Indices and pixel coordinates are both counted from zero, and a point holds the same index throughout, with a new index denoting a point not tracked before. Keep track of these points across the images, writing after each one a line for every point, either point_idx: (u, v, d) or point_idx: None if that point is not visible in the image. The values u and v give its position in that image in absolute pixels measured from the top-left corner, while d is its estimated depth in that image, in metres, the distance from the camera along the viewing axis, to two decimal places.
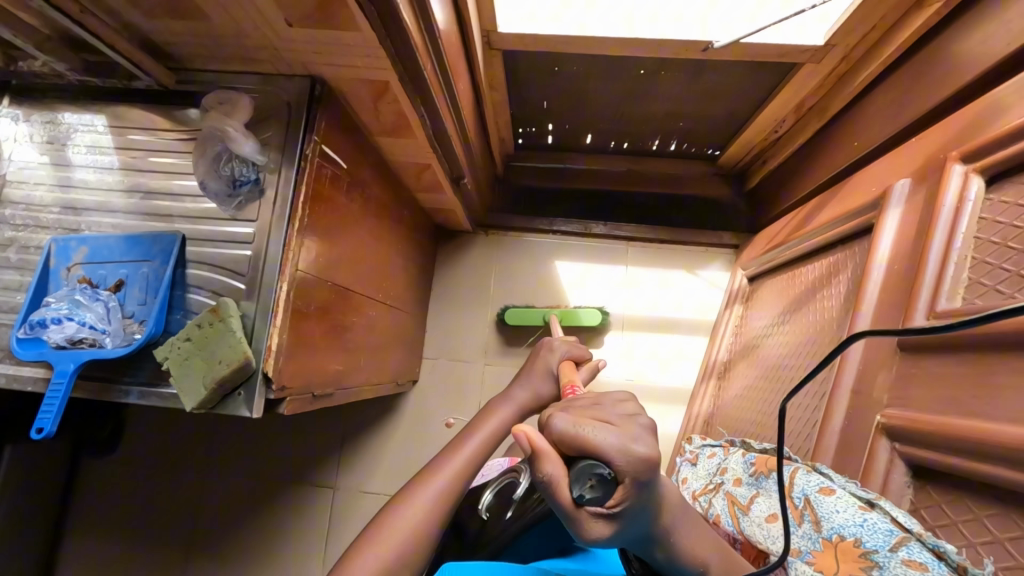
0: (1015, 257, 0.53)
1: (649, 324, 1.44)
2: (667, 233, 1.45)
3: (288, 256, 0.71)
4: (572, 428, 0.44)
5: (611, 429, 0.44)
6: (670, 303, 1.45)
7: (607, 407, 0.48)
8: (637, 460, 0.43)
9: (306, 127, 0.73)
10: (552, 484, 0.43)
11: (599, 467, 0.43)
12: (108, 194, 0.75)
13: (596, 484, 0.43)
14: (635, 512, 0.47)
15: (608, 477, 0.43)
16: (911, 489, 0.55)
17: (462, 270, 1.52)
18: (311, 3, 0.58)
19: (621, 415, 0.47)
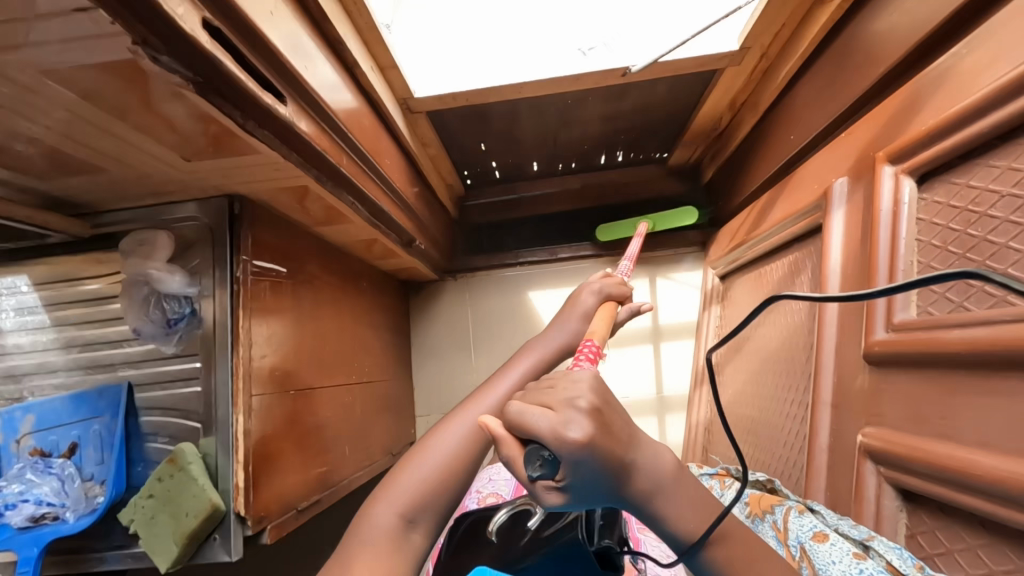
0: (956, 261, 0.52)
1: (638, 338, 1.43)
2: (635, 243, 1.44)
3: (238, 384, 0.68)
4: (516, 413, 0.41)
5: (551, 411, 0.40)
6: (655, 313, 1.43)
7: (570, 380, 0.43)
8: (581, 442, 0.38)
9: (233, 248, 0.70)
10: (510, 466, 0.41)
11: (542, 449, 0.40)
12: (45, 354, 0.72)
13: (545, 464, 0.39)
14: (598, 491, 0.41)
15: (556, 457, 0.39)
16: (904, 513, 0.53)
17: (438, 320, 1.51)
18: (201, 140, 0.56)
19: (573, 391, 0.41)
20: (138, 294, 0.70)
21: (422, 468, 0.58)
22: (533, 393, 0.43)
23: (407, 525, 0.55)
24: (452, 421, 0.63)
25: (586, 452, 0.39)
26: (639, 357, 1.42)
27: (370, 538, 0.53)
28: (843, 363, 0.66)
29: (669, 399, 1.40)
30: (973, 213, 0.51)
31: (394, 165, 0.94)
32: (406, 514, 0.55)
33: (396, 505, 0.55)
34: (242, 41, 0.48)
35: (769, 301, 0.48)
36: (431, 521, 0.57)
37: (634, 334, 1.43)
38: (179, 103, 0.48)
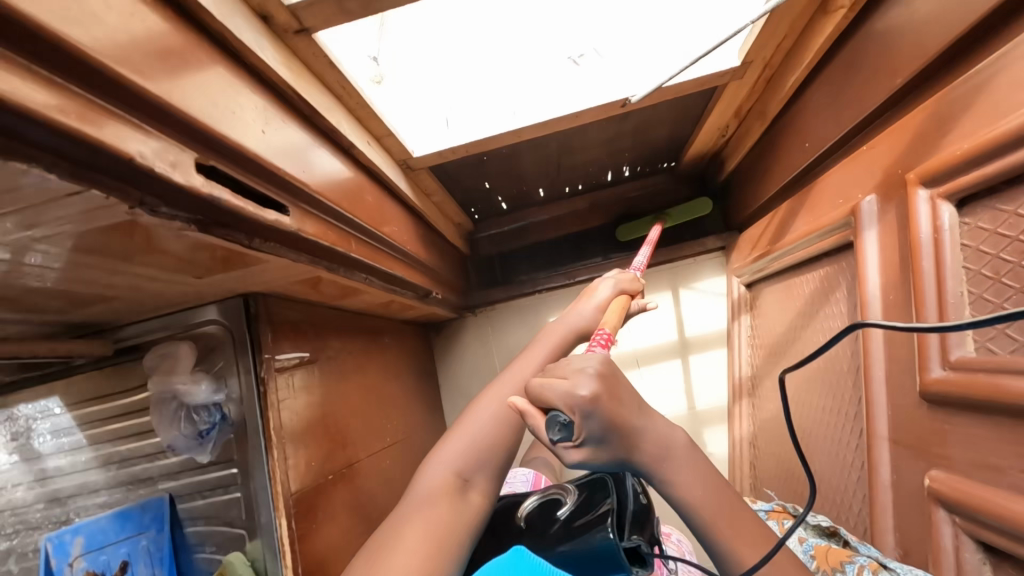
0: (1015, 296, 0.48)
1: (665, 352, 1.40)
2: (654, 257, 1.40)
3: (276, 489, 0.67)
4: (536, 386, 0.48)
5: (564, 381, 0.47)
6: (682, 324, 1.39)
7: (580, 356, 0.50)
8: (588, 404, 0.46)
9: (255, 350, 0.70)
10: (533, 431, 0.49)
11: (559, 414, 0.47)
12: (86, 473, 0.73)
13: (561, 428, 0.47)
14: (615, 448, 0.48)
15: (570, 422, 0.47)
16: (988, 566, 0.49)
17: (465, 356, 1.50)
18: (210, 262, 0.55)
19: (582, 363, 0.49)
20: (167, 410, 0.70)
21: (471, 433, 0.67)
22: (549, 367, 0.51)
23: (463, 484, 0.63)
24: (486, 397, 0.71)
25: (597, 412, 0.46)
26: (673, 370, 1.39)
27: (428, 492, 0.61)
28: (898, 398, 0.62)
29: (704, 413, 1.36)
30: None
31: (402, 228, 0.93)
32: (459, 473, 0.64)
33: (450, 464, 0.64)
34: (239, 169, 0.47)
35: (850, 332, 0.49)
36: (487, 482, 0.65)
37: (659, 350, 1.40)
38: (183, 240, 0.47)
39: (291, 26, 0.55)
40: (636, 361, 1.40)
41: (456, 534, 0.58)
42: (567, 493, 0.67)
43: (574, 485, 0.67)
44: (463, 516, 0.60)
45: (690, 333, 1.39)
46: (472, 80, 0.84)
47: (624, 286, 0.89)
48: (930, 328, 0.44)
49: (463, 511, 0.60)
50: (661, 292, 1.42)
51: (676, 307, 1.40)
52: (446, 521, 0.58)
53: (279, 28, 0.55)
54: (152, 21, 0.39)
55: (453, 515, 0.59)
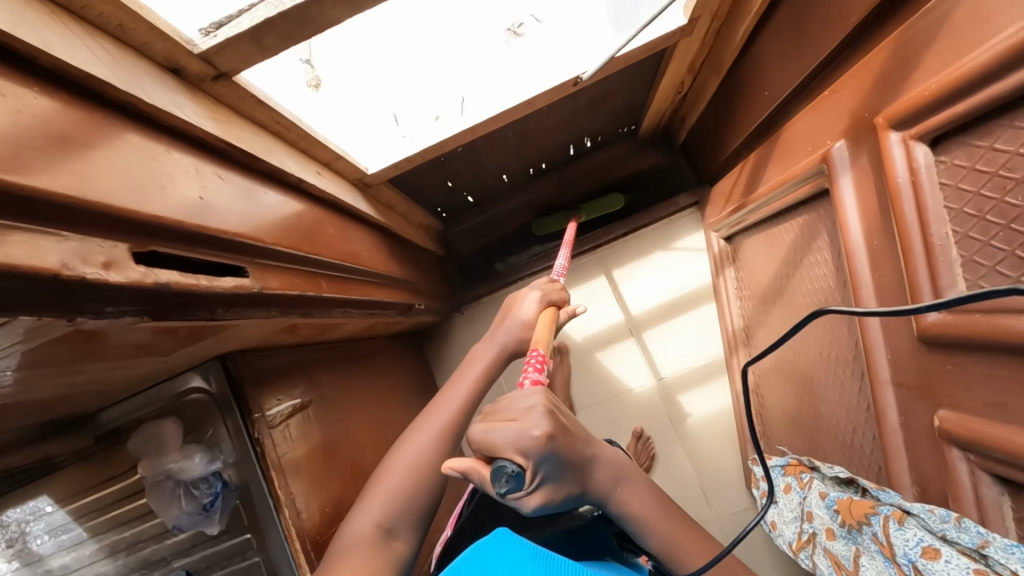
0: (1001, 232, 0.47)
1: (626, 329, 1.40)
2: (610, 232, 1.41)
3: (296, 545, 0.66)
4: (482, 435, 0.48)
5: (513, 426, 0.48)
6: (640, 299, 1.40)
7: (521, 397, 0.51)
8: (535, 445, 0.47)
9: (243, 411, 0.66)
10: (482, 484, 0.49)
11: (508, 465, 0.47)
12: (94, 567, 0.70)
13: (509, 478, 0.47)
14: (563, 486, 0.51)
15: (520, 470, 0.47)
16: (1007, 497, 0.50)
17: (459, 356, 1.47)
18: (174, 341, 0.51)
19: (526, 404, 0.50)
20: (163, 491, 0.66)
21: (392, 482, 0.65)
22: (487, 415, 0.51)
23: (385, 533, 0.61)
24: (412, 436, 0.68)
25: (549, 450, 0.48)
26: (640, 345, 1.39)
27: (352, 546, 0.59)
28: (897, 342, 0.62)
29: (674, 381, 1.37)
30: (1005, 177, 0.46)
31: (370, 250, 0.88)
32: (381, 523, 0.61)
33: (372, 516, 0.62)
34: (181, 245, 0.43)
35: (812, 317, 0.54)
36: (410, 530, 0.63)
37: (617, 330, 1.40)
38: (136, 331, 0.44)
39: (207, 73, 0.51)
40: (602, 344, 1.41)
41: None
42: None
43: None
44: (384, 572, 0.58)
45: (643, 310, 1.40)
46: (415, 70, 0.77)
47: (552, 297, 0.81)
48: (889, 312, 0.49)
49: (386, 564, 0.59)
50: (608, 274, 1.42)
51: (627, 285, 1.41)
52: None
53: (195, 77, 0.51)
54: (47, 110, 0.35)
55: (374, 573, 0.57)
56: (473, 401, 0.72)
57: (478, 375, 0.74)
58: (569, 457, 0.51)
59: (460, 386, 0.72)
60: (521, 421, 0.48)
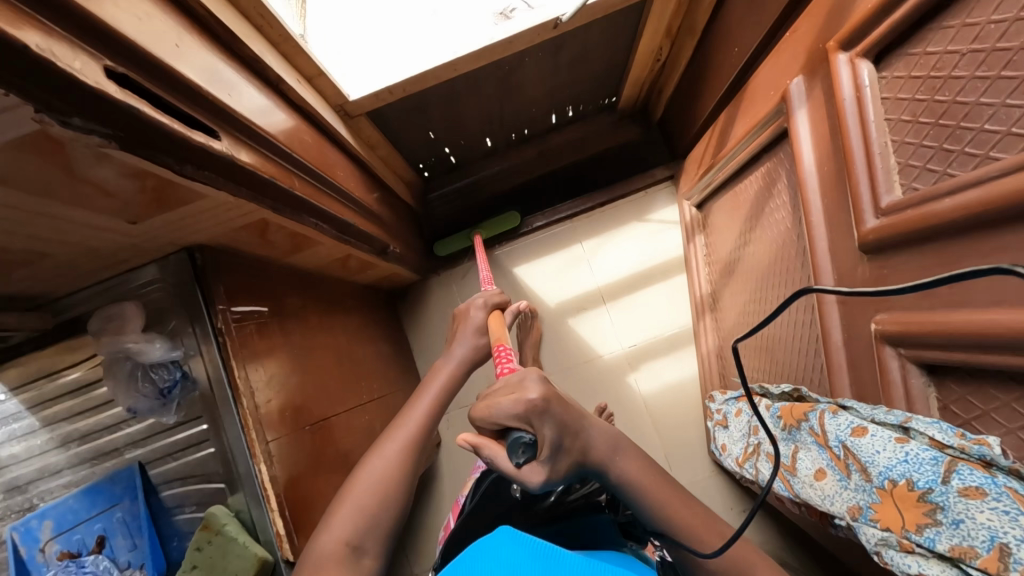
0: (932, 131, 0.51)
1: (592, 298, 1.43)
2: (588, 201, 1.45)
3: (251, 436, 0.66)
4: (486, 412, 0.47)
5: (509, 397, 0.46)
6: (607, 270, 1.43)
7: (513, 374, 0.50)
8: (537, 411, 0.46)
9: (206, 300, 0.67)
10: (493, 461, 0.48)
11: (522, 434, 0.46)
12: (45, 457, 0.69)
13: (525, 448, 0.46)
14: (567, 459, 0.49)
15: (534, 438, 0.46)
16: (932, 388, 0.53)
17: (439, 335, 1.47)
18: (142, 199, 0.52)
19: (518, 378, 0.49)
20: (121, 372, 0.66)
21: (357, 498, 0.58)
22: (486, 393, 0.50)
23: (355, 552, 0.55)
24: (377, 450, 0.63)
25: (551, 415, 0.47)
26: (605, 313, 1.42)
27: (317, 566, 0.53)
28: (841, 259, 0.65)
29: (637, 351, 1.40)
30: (935, 78, 0.50)
31: (347, 176, 0.90)
32: (350, 540, 0.55)
33: (340, 532, 0.56)
34: (154, 81, 0.45)
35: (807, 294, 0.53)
36: (382, 544, 0.58)
37: (584, 298, 1.43)
38: (105, 165, 0.45)
39: None
40: (569, 312, 1.43)
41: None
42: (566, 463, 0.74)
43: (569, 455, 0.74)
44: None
45: (609, 280, 1.43)
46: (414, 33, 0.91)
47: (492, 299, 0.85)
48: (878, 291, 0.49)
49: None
50: (579, 244, 1.45)
51: (597, 256, 1.44)
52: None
53: None
54: None
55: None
56: (433, 418, 0.68)
57: (435, 392, 0.70)
58: (570, 427, 0.49)
59: (420, 404, 0.68)
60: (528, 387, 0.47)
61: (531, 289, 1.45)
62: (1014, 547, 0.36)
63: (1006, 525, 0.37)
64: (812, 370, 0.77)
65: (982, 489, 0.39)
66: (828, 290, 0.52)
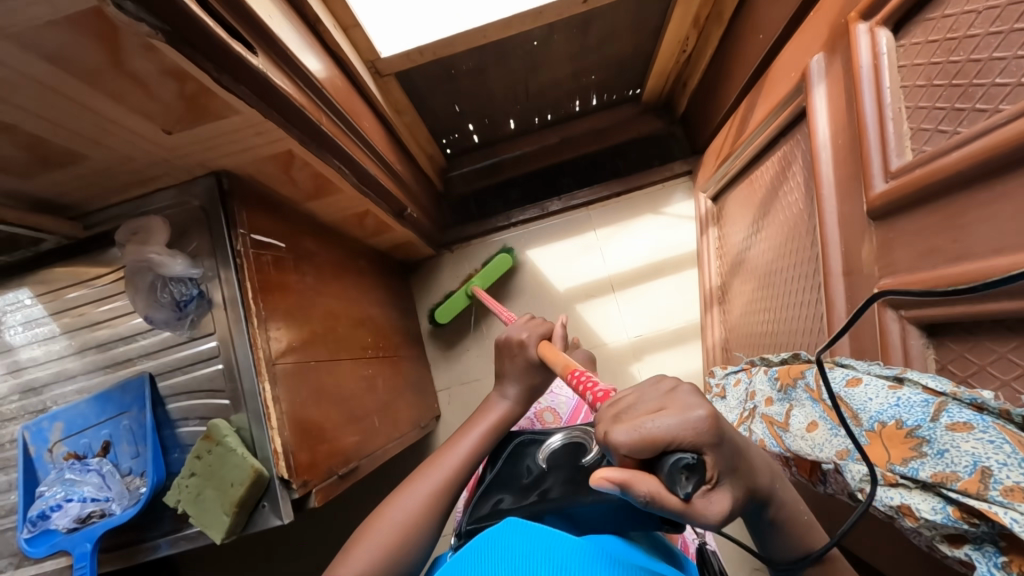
0: (945, 93, 0.52)
1: (602, 287, 1.44)
2: (607, 190, 1.46)
3: (259, 356, 0.68)
4: (633, 436, 0.37)
5: (671, 411, 0.37)
6: (619, 259, 1.44)
7: (641, 389, 0.41)
8: (706, 424, 0.36)
9: (228, 224, 0.70)
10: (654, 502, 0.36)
11: (681, 455, 0.36)
12: (61, 361, 0.72)
13: (690, 474, 0.36)
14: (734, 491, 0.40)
15: (697, 458, 0.36)
16: (931, 349, 0.53)
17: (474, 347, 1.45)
18: (180, 105, 0.55)
19: (660, 391, 0.40)
20: (143, 282, 0.69)
21: (382, 533, 0.60)
22: (617, 414, 0.40)
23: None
24: (406, 489, 0.64)
25: (719, 432, 0.37)
26: (621, 304, 1.43)
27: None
28: (850, 228, 0.66)
29: (643, 342, 1.40)
30: (950, 41, 0.51)
31: (373, 129, 0.93)
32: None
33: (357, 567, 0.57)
34: None
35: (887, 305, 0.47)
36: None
37: (595, 285, 1.44)
38: (150, 61, 0.48)
39: None
40: (578, 299, 1.44)
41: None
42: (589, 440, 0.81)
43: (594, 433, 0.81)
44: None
45: (623, 270, 1.44)
46: None
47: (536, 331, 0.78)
48: (983, 286, 0.43)
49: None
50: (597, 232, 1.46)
51: (613, 244, 1.45)
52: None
53: None
54: None
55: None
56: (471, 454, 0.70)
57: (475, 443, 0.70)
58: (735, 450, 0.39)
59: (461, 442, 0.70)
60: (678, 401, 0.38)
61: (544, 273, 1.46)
62: (996, 469, 0.37)
63: (990, 451, 0.38)
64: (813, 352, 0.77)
65: (970, 424, 0.40)
66: (907, 293, 0.51)
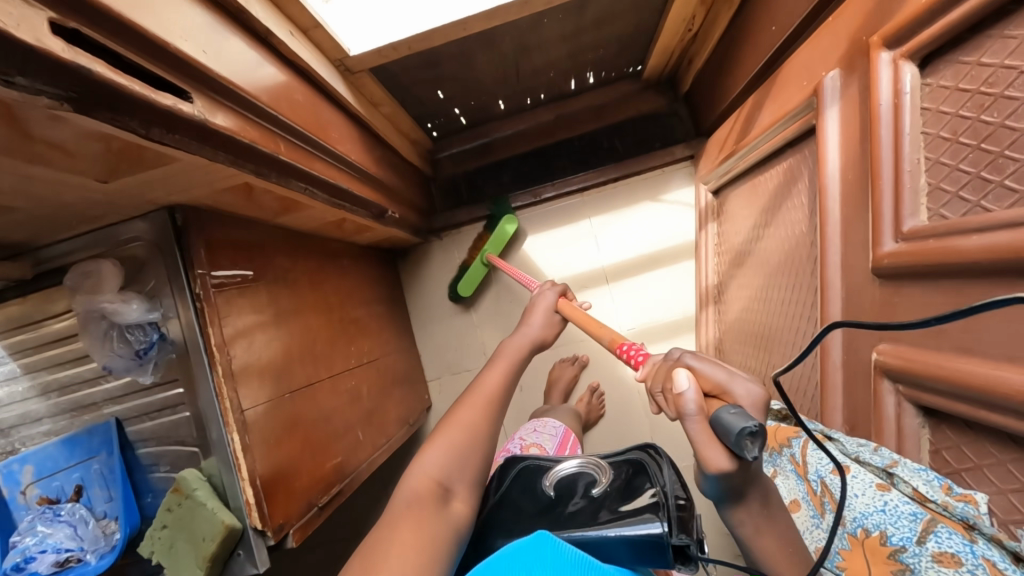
0: (972, 155, 0.45)
1: (596, 277, 1.39)
2: (603, 175, 1.37)
3: (225, 404, 0.65)
4: (705, 363, 0.44)
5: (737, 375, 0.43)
6: (615, 247, 1.39)
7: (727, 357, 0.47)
8: (755, 396, 0.42)
9: (184, 264, 0.65)
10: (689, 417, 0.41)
11: (746, 423, 0.38)
12: (26, 404, 0.71)
13: (750, 440, 0.38)
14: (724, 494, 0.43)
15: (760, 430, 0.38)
16: (927, 429, 0.50)
17: (471, 329, 1.44)
18: (112, 159, 0.49)
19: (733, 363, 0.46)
20: (97, 329, 0.66)
21: None
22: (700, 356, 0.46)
23: (445, 491, 0.60)
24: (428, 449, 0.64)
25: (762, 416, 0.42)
26: (625, 293, 1.38)
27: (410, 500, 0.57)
28: (852, 276, 0.60)
29: (641, 333, 1.36)
30: (986, 95, 0.44)
31: (344, 135, 0.85)
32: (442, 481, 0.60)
33: (432, 470, 0.61)
34: (118, 39, 0.41)
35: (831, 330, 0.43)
36: (467, 490, 0.62)
37: (590, 275, 1.39)
38: (61, 127, 0.42)
39: None
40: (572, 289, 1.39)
41: (438, 547, 0.53)
42: (601, 472, 0.71)
43: (607, 465, 0.71)
44: (441, 531, 0.55)
45: (623, 257, 1.38)
46: None
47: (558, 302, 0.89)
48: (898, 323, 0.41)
49: (444, 522, 0.56)
50: (597, 217, 1.40)
51: (612, 230, 1.39)
52: (427, 538, 0.53)
53: None
54: None
55: (432, 531, 0.54)
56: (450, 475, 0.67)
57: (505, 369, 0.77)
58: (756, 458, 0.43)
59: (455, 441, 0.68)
60: (723, 380, 0.43)
61: (536, 261, 1.41)
62: None
63: None
64: (804, 392, 0.73)
65: (957, 557, 0.41)
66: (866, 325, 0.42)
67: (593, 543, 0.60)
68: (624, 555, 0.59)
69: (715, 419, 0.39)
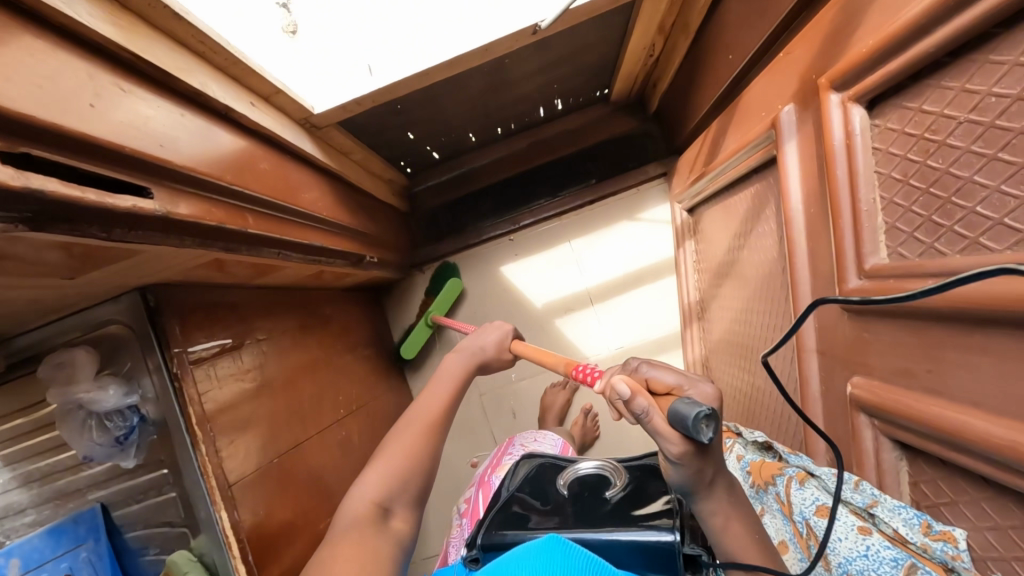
0: (922, 198, 0.47)
1: (581, 300, 1.40)
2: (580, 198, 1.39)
3: (211, 483, 0.64)
4: (654, 371, 0.51)
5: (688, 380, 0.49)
6: (602, 268, 1.39)
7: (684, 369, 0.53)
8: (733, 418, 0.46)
9: (160, 344, 0.64)
10: (645, 415, 0.45)
11: (700, 407, 0.41)
12: (8, 495, 0.69)
13: (706, 423, 0.41)
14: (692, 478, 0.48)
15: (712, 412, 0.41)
16: (904, 462, 0.51)
17: None
18: (77, 260, 0.49)
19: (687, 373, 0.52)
20: (75, 420, 0.65)
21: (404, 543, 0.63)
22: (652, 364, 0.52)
23: (383, 512, 0.60)
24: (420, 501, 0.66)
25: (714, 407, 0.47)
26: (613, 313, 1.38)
27: (348, 525, 0.57)
28: (823, 309, 0.61)
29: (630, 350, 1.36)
30: (930, 141, 0.46)
31: (313, 191, 0.85)
32: (379, 501, 0.60)
33: (370, 491, 0.61)
34: (72, 153, 0.41)
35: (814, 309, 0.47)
36: (408, 507, 0.62)
37: (574, 299, 1.40)
38: (18, 242, 0.41)
39: None
40: (557, 314, 1.40)
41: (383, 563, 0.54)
42: (617, 476, 0.73)
43: (623, 469, 0.74)
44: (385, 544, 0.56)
45: (608, 279, 1.39)
46: None
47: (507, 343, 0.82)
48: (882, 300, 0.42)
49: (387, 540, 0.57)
50: (592, 237, 1.40)
51: (603, 247, 1.40)
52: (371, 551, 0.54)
53: None
54: None
55: (375, 546, 0.55)
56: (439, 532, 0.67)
57: None
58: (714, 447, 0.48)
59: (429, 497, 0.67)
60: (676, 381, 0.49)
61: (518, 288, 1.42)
62: None
63: None
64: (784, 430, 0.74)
65: None
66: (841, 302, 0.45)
67: (604, 546, 0.63)
68: (635, 562, 0.62)
69: (673, 410, 0.43)
